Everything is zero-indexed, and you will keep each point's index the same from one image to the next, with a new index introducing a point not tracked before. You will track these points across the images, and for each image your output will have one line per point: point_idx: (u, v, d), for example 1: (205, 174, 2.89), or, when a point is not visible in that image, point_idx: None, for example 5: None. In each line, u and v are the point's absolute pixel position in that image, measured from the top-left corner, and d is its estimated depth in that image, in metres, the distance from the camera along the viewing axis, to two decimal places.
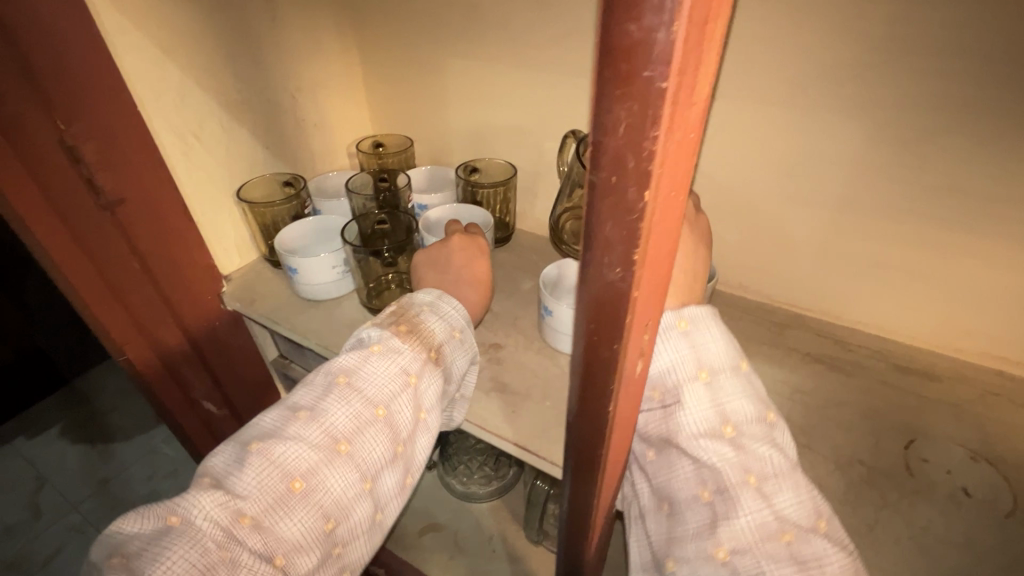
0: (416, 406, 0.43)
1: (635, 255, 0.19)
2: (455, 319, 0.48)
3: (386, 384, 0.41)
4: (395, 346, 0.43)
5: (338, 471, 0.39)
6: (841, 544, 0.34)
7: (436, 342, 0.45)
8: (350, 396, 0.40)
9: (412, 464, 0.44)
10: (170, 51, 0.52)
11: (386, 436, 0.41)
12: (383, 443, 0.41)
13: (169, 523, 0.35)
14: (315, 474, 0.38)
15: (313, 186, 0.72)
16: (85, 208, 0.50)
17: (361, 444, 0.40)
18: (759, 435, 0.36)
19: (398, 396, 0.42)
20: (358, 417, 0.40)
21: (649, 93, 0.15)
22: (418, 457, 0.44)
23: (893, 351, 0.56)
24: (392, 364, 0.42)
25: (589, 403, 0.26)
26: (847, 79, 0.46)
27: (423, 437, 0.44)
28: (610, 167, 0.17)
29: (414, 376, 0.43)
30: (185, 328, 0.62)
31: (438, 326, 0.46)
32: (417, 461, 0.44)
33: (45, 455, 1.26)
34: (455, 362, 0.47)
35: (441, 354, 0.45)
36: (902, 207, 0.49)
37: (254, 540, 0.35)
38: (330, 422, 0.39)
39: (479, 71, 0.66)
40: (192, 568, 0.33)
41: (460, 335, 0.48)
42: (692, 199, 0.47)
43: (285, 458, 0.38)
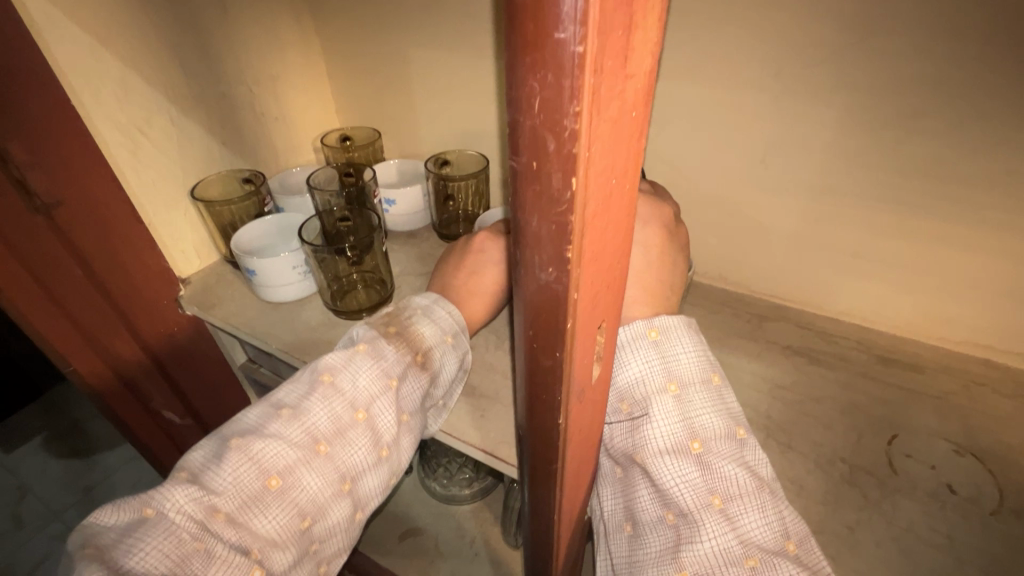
0: (401, 408, 0.40)
1: (567, 254, 0.17)
2: (448, 323, 0.45)
3: (369, 385, 0.38)
4: (380, 349, 0.39)
5: (318, 471, 0.35)
6: (811, 569, 0.33)
7: (423, 346, 0.42)
8: (332, 396, 0.37)
9: (396, 466, 0.40)
10: (106, 40, 0.48)
11: (368, 439, 0.37)
12: (366, 447, 0.37)
13: (145, 515, 0.32)
14: (292, 472, 0.35)
15: (275, 183, 0.69)
16: (16, 211, 0.46)
17: (342, 446, 0.36)
18: (726, 452, 0.35)
19: (380, 399, 0.38)
20: (339, 419, 0.36)
21: (562, 60, 0.13)
22: (403, 459, 0.41)
23: (876, 342, 0.54)
24: (376, 367, 0.38)
25: (538, 414, 0.24)
26: (822, 61, 0.44)
27: (408, 439, 0.41)
28: (530, 150, 0.15)
29: (396, 380, 0.39)
30: (138, 335, 0.59)
31: (429, 329, 0.43)
32: (400, 464, 0.41)
33: (25, 463, 1.22)
34: (442, 365, 0.43)
35: (428, 356, 0.42)
36: (882, 191, 0.47)
37: (228, 536, 0.32)
38: (311, 422, 0.36)
39: (445, 59, 0.63)
40: (165, 561, 0.30)
41: (454, 341, 0.44)
42: (672, 209, 0.46)
43: (263, 454, 0.34)
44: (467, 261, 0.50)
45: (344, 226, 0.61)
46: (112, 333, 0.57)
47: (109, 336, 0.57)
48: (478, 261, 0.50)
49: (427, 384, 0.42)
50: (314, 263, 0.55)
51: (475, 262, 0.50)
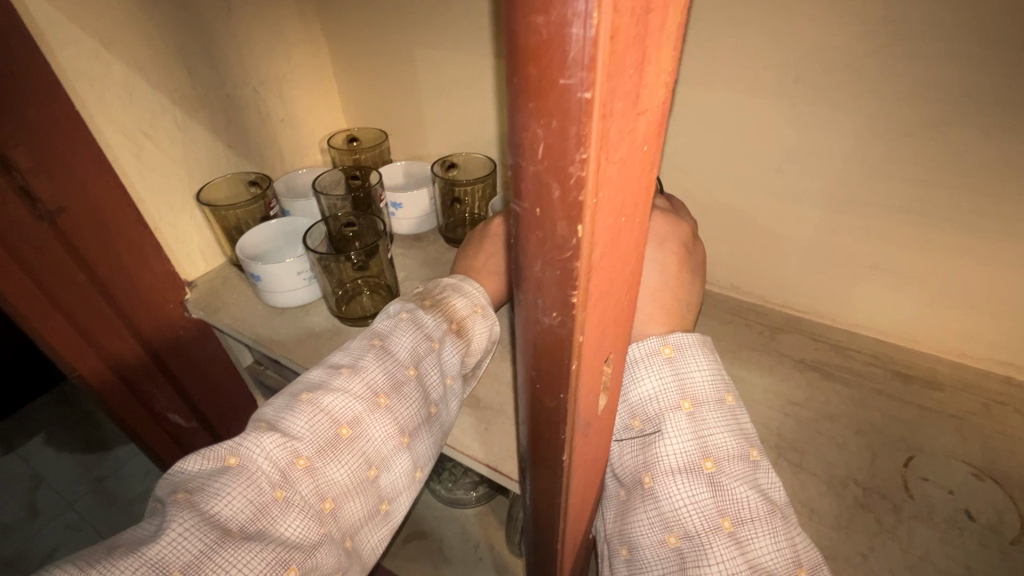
0: (445, 371, 0.39)
1: (572, 300, 0.16)
2: (478, 298, 0.43)
3: (414, 347, 0.38)
4: (420, 318, 0.39)
5: (382, 422, 0.35)
6: None
7: (458, 314, 0.41)
8: (384, 357, 0.37)
9: (439, 434, 0.39)
10: (111, 43, 0.48)
11: (419, 396, 0.37)
12: (418, 404, 0.37)
13: (228, 464, 0.31)
14: (361, 422, 0.34)
15: (281, 185, 0.68)
16: (18, 219, 0.46)
17: (400, 400, 0.36)
18: (739, 474, 0.33)
19: (427, 359, 0.38)
20: (394, 377, 0.36)
21: (569, 106, 0.12)
22: (447, 426, 0.40)
23: (892, 357, 0.52)
24: (417, 332, 0.38)
25: (541, 448, 0.23)
26: (840, 68, 0.42)
27: (450, 405, 0.41)
28: (533, 195, 0.14)
29: (438, 342, 0.39)
30: (143, 338, 0.59)
31: (459, 300, 0.42)
32: (444, 432, 0.40)
33: (39, 452, 1.24)
34: (480, 333, 0.42)
35: (463, 326, 0.41)
36: (903, 203, 0.45)
37: (307, 484, 0.31)
38: (370, 378, 0.35)
39: (454, 61, 0.62)
40: (248, 507, 0.30)
41: (484, 313, 0.43)
42: (690, 224, 0.45)
43: (334, 405, 0.34)
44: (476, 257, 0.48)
45: (349, 231, 0.60)
46: (117, 337, 0.57)
47: (114, 341, 0.57)
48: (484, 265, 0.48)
49: (466, 353, 0.41)
50: (318, 269, 0.54)
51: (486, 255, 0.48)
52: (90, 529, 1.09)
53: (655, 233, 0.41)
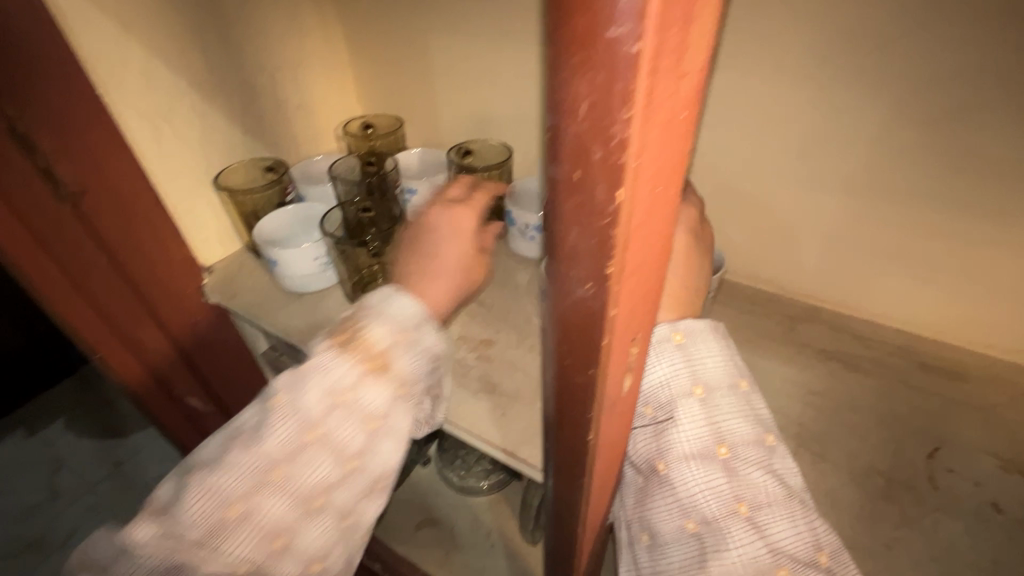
0: (365, 421, 0.34)
1: (608, 269, 0.15)
2: (407, 322, 0.35)
3: (314, 405, 0.33)
4: (325, 363, 0.33)
5: (275, 495, 0.33)
6: None
7: (375, 350, 0.34)
8: (282, 419, 0.33)
9: (376, 482, 0.36)
10: (129, 26, 0.48)
11: (321, 465, 0.33)
12: (321, 472, 0.33)
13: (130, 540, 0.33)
14: (251, 500, 0.32)
15: (297, 171, 0.68)
16: (41, 202, 0.47)
17: (296, 473, 0.33)
18: (754, 458, 0.33)
19: (324, 426, 0.33)
20: (289, 445, 0.33)
21: (616, 60, 0.11)
22: (388, 471, 0.36)
23: (916, 348, 0.51)
24: (312, 391, 0.33)
25: (567, 428, 0.23)
26: (869, 50, 0.41)
27: (388, 453, 0.35)
28: (573, 157, 0.13)
29: (340, 402, 0.33)
30: (163, 324, 0.59)
31: (378, 329, 0.34)
32: (386, 476, 0.36)
33: (59, 438, 1.26)
34: (410, 364, 0.35)
35: (384, 362, 0.34)
36: (933, 191, 0.44)
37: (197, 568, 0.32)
38: (261, 450, 0.32)
39: (470, 46, 0.61)
40: None
41: (412, 340, 0.35)
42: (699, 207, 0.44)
43: (217, 487, 0.32)
44: (408, 266, 0.38)
45: (366, 217, 0.60)
46: (138, 322, 0.57)
47: (135, 326, 0.57)
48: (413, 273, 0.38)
49: (395, 394, 0.35)
50: (335, 256, 0.55)
51: (424, 258, 0.38)
52: (109, 512, 1.11)
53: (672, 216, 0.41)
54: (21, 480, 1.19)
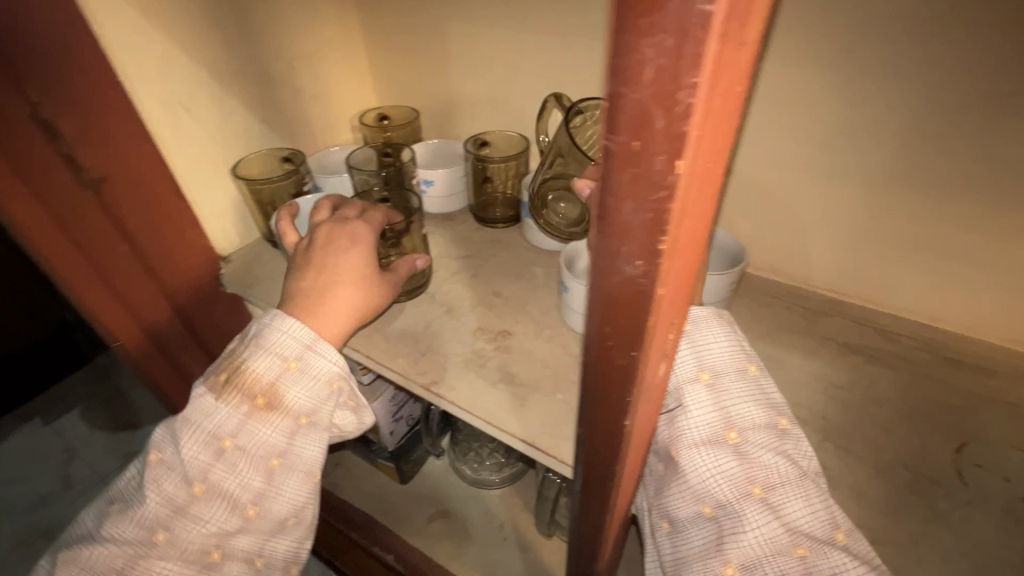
0: (259, 458, 0.40)
1: (660, 246, 0.15)
2: (287, 347, 0.40)
3: (200, 455, 0.39)
4: (209, 409, 0.39)
5: (194, 520, 0.39)
6: (866, 560, 0.31)
7: (263, 386, 0.39)
8: (163, 478, 0.40)
9: (283, 509, 0.42)
10: (150, 14, 0.48)
11: (228, 489, 0.40)
12: (229, 495, 0.40)
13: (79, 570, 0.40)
14: (174, 524, 0.39)
15: (314, 162, 0.69)
16: (63, 186, 0.46)
17: (207, 498, 0.39)
18: (765, 442, 0.33)
19: (218, 460, 0.39)
20: (177, 498, 0.39)
21: (688, 20, 0.11)
22: (294, 495, 0.42)
23: (941, 342, 0.50)
24: (199, 432, 0.39)
25: (604, 412, 0.23)
26: (901, 36, 0.40)
27: (289, 481, 0.41)
28: (632, 127, 0.13)
29: (228, 438, 0.39)
30: (181, 311, 0.59)
31: (264, 362, 0.40)
32: (292, 501, 0.42)
33: (73, 428, 1.27)
34: (300, 394, 0.40)
35: (274, 395, 0.40)
36: (964, 182, 0.43)
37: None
38: (143, 513, 0.39)
39: (488, 36, 0.60)
40: None
41: (302, 366, 0.40)
42: None
43: (143, 519, 0.39)
44: (312, 274, 0.44)
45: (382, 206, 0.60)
46: (157, 310, 0.57)
47: (155, 314, 0.57)
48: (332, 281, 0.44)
49: (290, 425, 0.40)
50: None
51: (327, 267, 0.44)
52: None
53: None
54: (35, 469, 1.20)
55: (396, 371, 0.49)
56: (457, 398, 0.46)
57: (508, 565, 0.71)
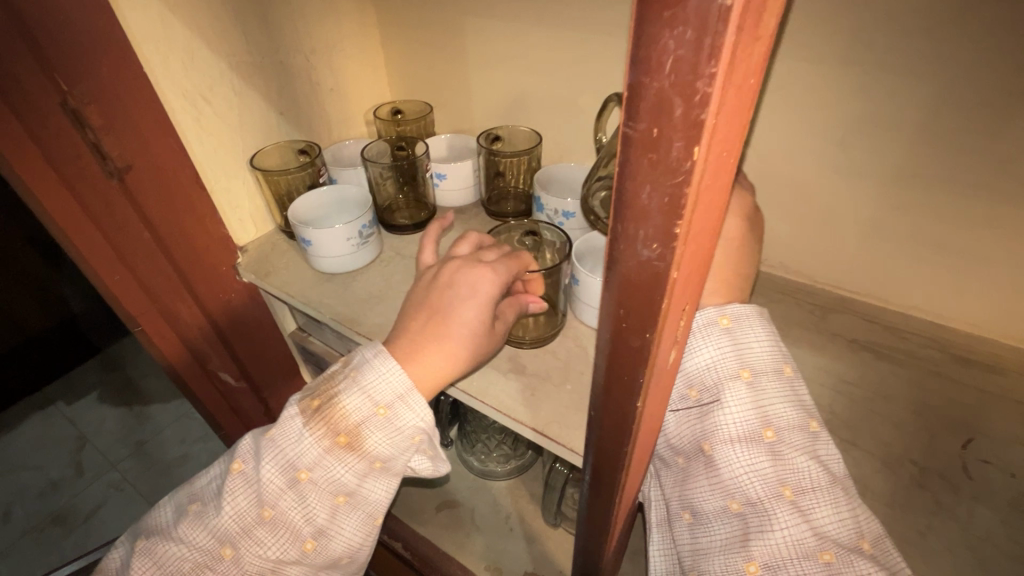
0: (326, 496, 0.38)
1: (676, 230, 0.16)
2: (379, 389, 0.37)
3: (278, 479, 0.38)
4: (297, 435, 0.38)
5: (256, 543, 0.39)
6: (887, 567, 0.33)
7: (347, 424, 0.37)
8: (241, 493, 0.39)
9: (337, 549, 0.41)
10: (174, 7, 0.49)
11: (295, 518, 0.39)
12: (295, 523, 0.39)
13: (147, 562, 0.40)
14: (239, 543, 0.39)
15: (329, 155, 0.70)
16: (90, 175, 0.47)
17: (276, 524, 0.39)
18: (799, 444, 0.34)
19: (290, 491, 0.38)
20: (252, 515, 0.39)
21: (708, 13, 0.12)
22: (350, 537, 0.40)
23: (950, 340, 0.51)
24: (279, 459, 0.38)
25: (616, 393, 0.24)
26: (916, 36, 0.40)
27: (349, 523, 0.40)
28: (652, 115, 0.14)
29: (304, 472, 0.38)
30: (200, 300, 0.61)
31: (356, 401, 0.37)
32: (347, 541, 0.41)
33: (86, 415, 1.30)
34: (379, 440, 0.38)
35: (356, 436, 0.37)
36: (978, 179, 0.43)
37: None
38: (218, 522, 0.39)
39: (502, 31, 0.61)
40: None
41: (390, 414, 0.37)
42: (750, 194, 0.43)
43: (214, 528, 0.39)
44: (432, 298, 0.39)
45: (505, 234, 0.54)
46: (177, 297, 0.59)
47: (174, 301, 0.59)
48: (455, 298, 0.39)
49: (363, 468, 0.38)
50: None
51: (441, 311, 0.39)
52: (132, 488, 1.15)
53: (740, 206, 0.41)
54: (49, 455, 1.23)
55: None
56: (470, 387, 0.47)
57: (514, 554, 0.72)
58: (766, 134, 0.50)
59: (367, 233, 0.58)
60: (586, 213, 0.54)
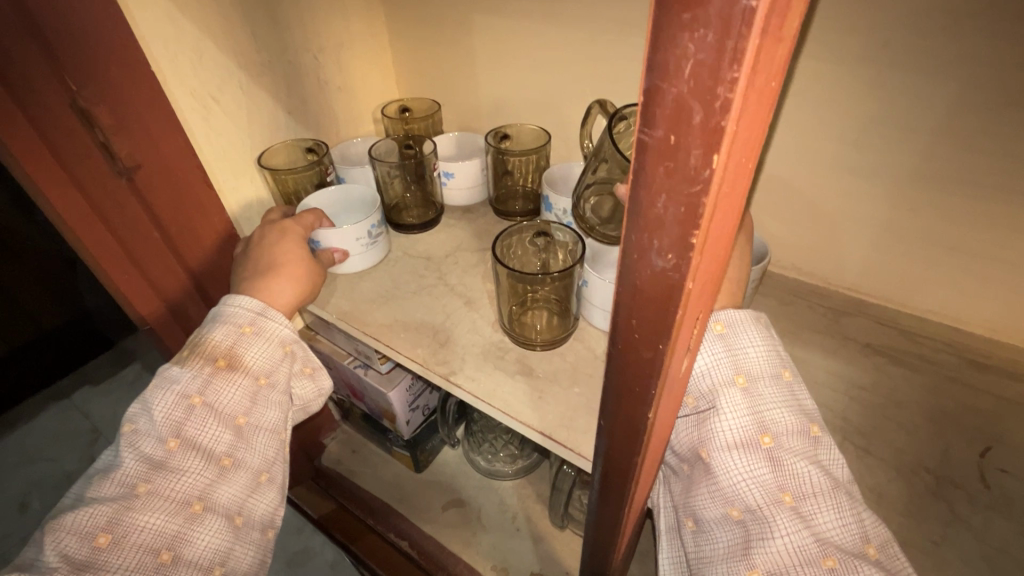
0: (228, 414, 0.40)
1: (692, 240, 0.15)
2: (244, 317, 0.43)
3: (171, 413, 0.38)
4: (175, 377, 0.40)
5: (172, 475, 0.37)
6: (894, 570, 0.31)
7: (221, 349, 0.41)
8: (138, 441, 0.38)
9: (255, 462, 0.41)
10: (182, 5, 0.49)
11: (209, 435, 0.39)
12: (210, 439, 0.39)
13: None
14: (151, 482, 0.36)
15: (337, 153, 0.70)
16: (99, 174, 0.47)
17: (187, 448, 0.38)
18: (799, 450, 0.33)
19: (191, 415, 0.39)
20: (152, 454, 0.37)
21: (731, 16, 0.11)
22: (265, 451, 0.42)
23: (968, 345, 0.49)
24: (168, 394, 0.39)
25: (627, 403, 0.23)
26: (937, 33, 0.39)
27: (259, 435, 0.42)
28: (669, 122, 0.13)
29: (199, 394, 0.39)
30: (210, 300, 0.60)
31: (219, 332, 0.42)
32: (264, 455, 0.42)
33: (100, 408, 1.31)
34: (257, 354, 0.43)
35: (235, 356, 0.42)
36: (998, 180, 0.42)
37: (119, 552, 0.34)
38: (120, 474, 0.36)
39: (512, 29, 0.60)
40: None
41: (256, 332, 0.43)
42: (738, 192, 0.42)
43: (113, 487, 0.36)
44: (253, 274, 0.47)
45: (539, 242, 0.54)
46: (185, 295, 0.58)
47: (183, 299, 0.59)
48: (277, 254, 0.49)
49: (251, 385, 0.42)
50: (503, 282, 0.50)
51: (269, 262, 0.48)
52: None
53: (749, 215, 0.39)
54: (63, 447, 1.24)
55: (416, 361, 0.49)
56: (477, 389, 0.46)
57: (520, 555, 0.72)
58: (780, 135, 0.49)
59: (376, 235, 0.57)
60: (579, 223, 0.54)
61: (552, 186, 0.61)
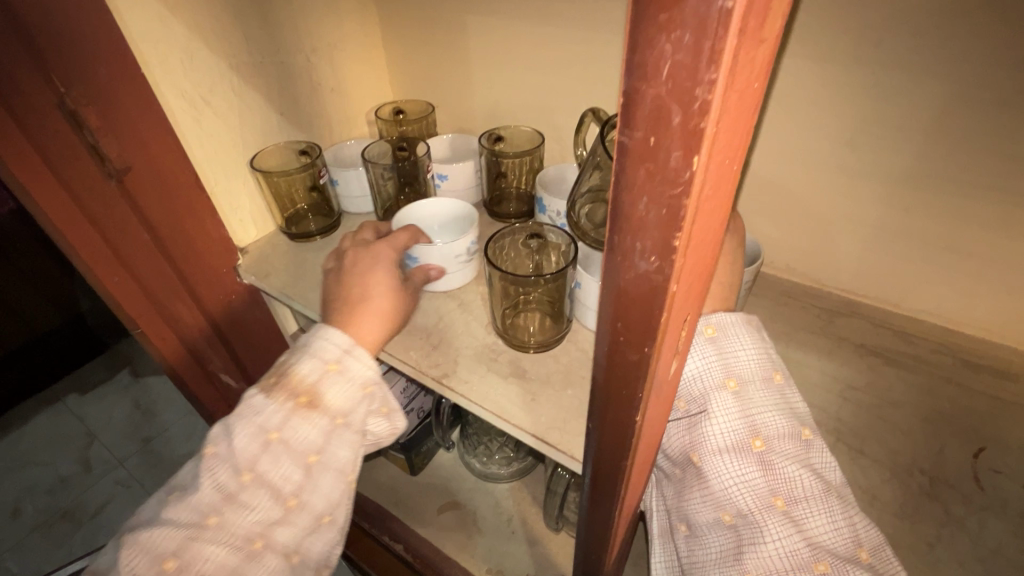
0: (300, 454, 0.39)
1: (675, 243, 0.15)
2: (330, 352, 0.42)
3: (249, 443, 0.38)
4: (259, 406, 0.39)
5: (241, 509, 0.37)
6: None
7: (305, 385, 0.40)
8: (215, 467, 0.38)
9: (318, 505, 0.40)
10: (174, 7, 0.49)
11: (279, 475, 0.39)
12: (280, 479, 0.39)
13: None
14: (222, 512, 0.37)
15: (330, 156, 0.70)
16: (88, 176, 0.47)
17: (259, 484, 0.38)
18: (790, 452, 0.33)
19: (267, 451, 0.38)
20: (226, 485, 0.38)
21: (706, 16, 0.11)
22: (330, 495, 0.41)
23: (960, 345, 0.50)
24: (251, 424, 0.39)
25: (614, 406, 0.23)
26: (927, 34, 0.39)
27: (326, 478, 0.40)
28: (648, 123, 0.13)
29: (276, 430, 0.39)
30: (201, 302, 0.60)
31: (307, 365, 0.41)
32: (328, 499, 0.41)
33: (94, 413, 1.30)
34: (336, 393, 0.41)
35: (315, 394, 0.40)
36: (989, 181, 0.42)
37: None
38: (195, 498, 0.37)
39: (505, 30, 0.60)
40: None
41: (341, 368, 0.42)
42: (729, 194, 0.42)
43: (186, 512, 0.36)
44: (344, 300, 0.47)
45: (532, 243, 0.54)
46: (177, 299, 0.58)
47: (175, 302, 0.58)
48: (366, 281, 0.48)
49: (326, 427, 0.40)
50: (495, 284, 0.50)
51: (360, 295, 0.47)
52: (138, 486, 1.15)
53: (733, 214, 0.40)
54: (57, 452, 1.23)
55: (409, 364, 0.49)
56: (470, 392, 0.46)
57: (516, 557, 0.72)
58: (772, 136, 0.49)
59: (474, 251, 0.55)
60: (574, 229, 0.53)
61: (545, 188, 0.61)
